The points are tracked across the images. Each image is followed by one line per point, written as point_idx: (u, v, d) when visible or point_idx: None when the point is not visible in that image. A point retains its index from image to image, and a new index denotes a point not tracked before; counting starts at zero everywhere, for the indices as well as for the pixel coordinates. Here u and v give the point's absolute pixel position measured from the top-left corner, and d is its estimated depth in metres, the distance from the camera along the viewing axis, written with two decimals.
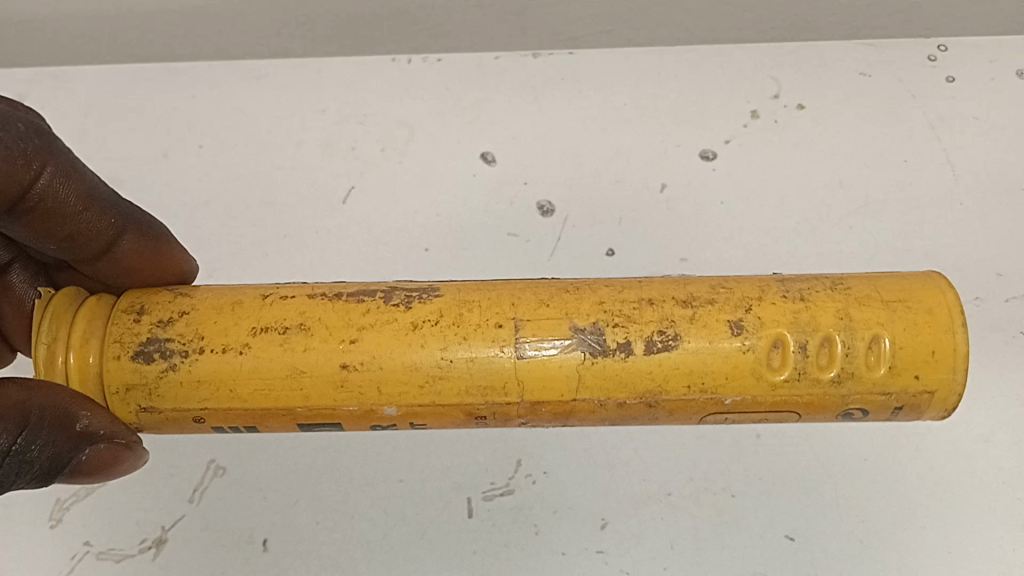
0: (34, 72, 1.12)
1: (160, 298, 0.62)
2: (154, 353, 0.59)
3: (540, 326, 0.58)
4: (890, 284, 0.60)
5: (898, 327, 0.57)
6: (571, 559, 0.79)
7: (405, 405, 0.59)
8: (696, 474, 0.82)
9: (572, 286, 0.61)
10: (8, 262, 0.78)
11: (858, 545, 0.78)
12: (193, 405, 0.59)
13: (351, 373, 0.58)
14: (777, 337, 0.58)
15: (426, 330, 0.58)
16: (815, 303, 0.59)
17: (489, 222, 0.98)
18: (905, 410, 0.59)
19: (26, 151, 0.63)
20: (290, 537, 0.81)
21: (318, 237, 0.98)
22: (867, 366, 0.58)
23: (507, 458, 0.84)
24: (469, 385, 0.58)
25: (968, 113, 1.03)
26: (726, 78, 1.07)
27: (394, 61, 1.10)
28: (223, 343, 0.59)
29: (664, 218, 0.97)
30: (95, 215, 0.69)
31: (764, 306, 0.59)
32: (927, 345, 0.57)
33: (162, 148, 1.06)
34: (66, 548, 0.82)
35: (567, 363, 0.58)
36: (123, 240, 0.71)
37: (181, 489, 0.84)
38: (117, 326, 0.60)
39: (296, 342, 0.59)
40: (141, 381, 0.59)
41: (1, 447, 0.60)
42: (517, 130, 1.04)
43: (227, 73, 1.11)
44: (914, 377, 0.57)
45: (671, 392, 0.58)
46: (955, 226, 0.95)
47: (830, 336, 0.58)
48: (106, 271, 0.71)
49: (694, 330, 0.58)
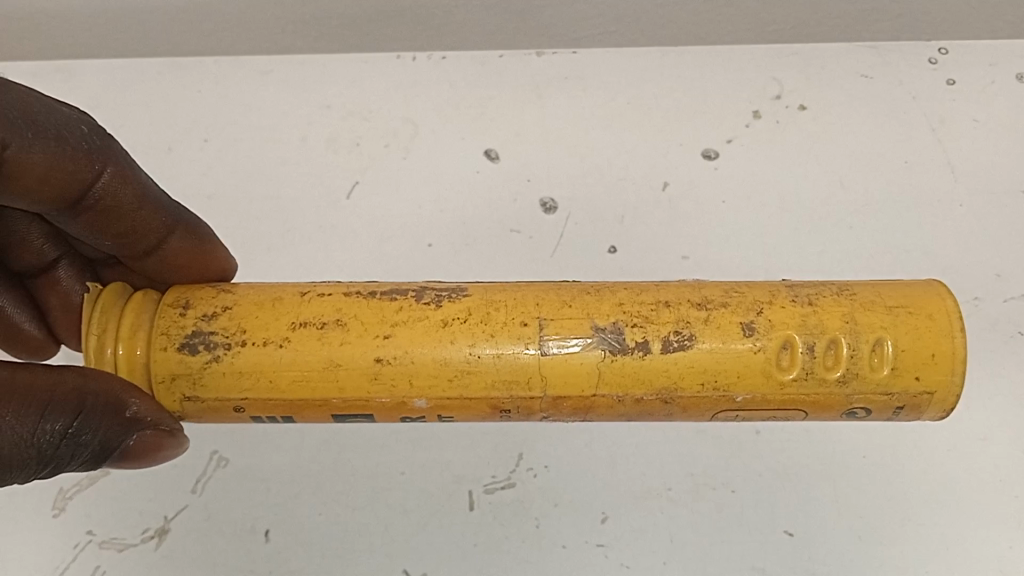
0: (40, 65, 1.12)
1: (204, 293, 0.63)
2: (198, 345, 0.60)
3: (563, 325, 0.59)
4: (891, 289, 0.60)
5: (900, 331, 0.58)
6: (572, 552, 0.79)
7: (434, 398, 0.60)
8: (697, 470, 0.83)
9: (593, 287, 0.62)
10: (56, 259, 0.79)
11: (858, 541, 0.79)
12: (235, 395, 0.60)
13: (384, 367, 0.59)
14: (787, 338, 0.58)
15: (456, 328, 0.59)
16: (822, 307, 0.59)
17: (492, 218, 0.98)
18: (907, 410, 0.60)
19: (88, 151, 0.66)
20: (291, 529, 0.82)
21: (322, 231, 0.99)
22: (870, 367, 0.58)
23: (508, 453, 0.85)
24: (495, 379, 0.59)
25: (968, 116, 1.04)
26: (729, 79, 1.08)
27: (399, 59, 1.11)
28: (264, 337, 0.60)
29: (666, 216, 0.98)
30: (148, 213, 0.71)
31: (774, 309, 0.59)
32: (926, 347, 0.58)
33: (167, 142, 1.06)
34: (67, 537, 0.82)
35: (588, 361, 0.59)
36: (173, 239, 0.72)
37: (184, 480, 0.84)
38: (163, 319, 0.61)
39: (333, 337, 0.59)
40: (186, 371, 0.60)
41: (57, 430, 0.59)
42: (521, 128, 1.05)
43: (232, 68, 1.11)
44: (915, 378, 0.58)
45: (686, 389, 0.59)
46: (955, 227, 0.96)
47: (837, 338, 0.58)
48: (157, 266, 0.73)
49: (708, 331, 0.58)
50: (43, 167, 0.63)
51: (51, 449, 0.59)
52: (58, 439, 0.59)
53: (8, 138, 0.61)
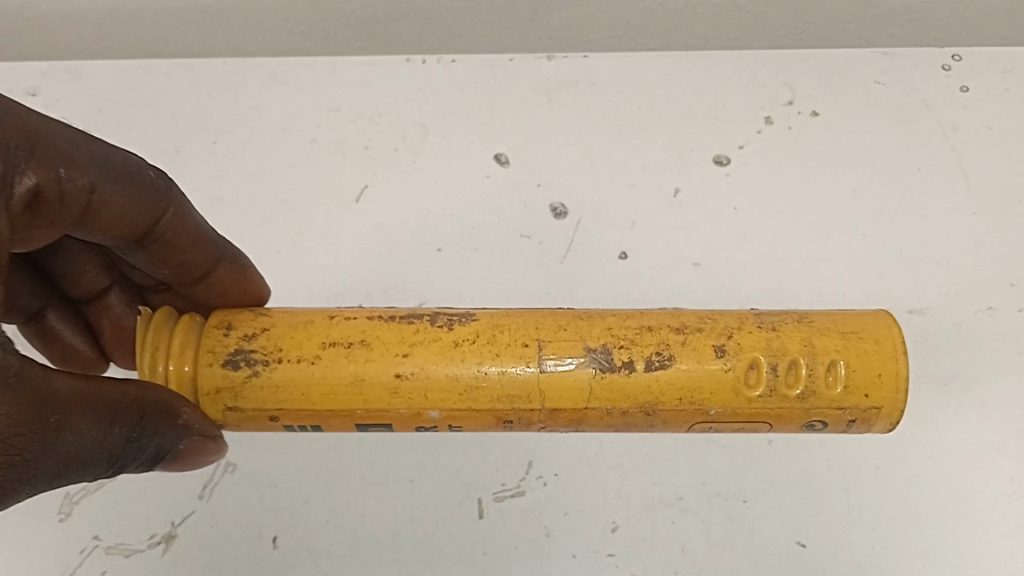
0: (48, 65, 1.12)
1: (245, 316, 0.67)
2: (240, 362, 0.64)
3: (560, 345, 0.64)
4: (846, 318, 0.66)
5: (852, 354, 0.64)
6: (582, 562, 0.79)
7: (447, 409, 0.64)
8: (708, 480, 0.82)
9: (585, 313, 0.67)
10: (108, 286, 0.81)
11: (871, 553, 0.78)
12: (271, 406, 0.64)
13: (403, 381, 0.63)
14: (754, 359, 0.64)
15: (466, 348, 0.64)
16: (784, 332, 0.65)
17: (502, 224, 0.98)
18: (857, 424, 0.65)
19: (153, 191, 0.70)
20: (299, 535, 0.81)
21: (330, 235, 0.98)
22: (826, 384, 0.63)
23: (517, 461, 0.84)
24: (501, 393, 0.64)
25: (981, 124, 1.03)
26: (742, 85, 1.07)
27: (408, 62, 1.10)
28: (298, 354, 0.64)
29: (678, 222, 0.97)
30: (199, 245, 0.74)
31: (743, 334, 0.64)
32: (874, 368, 0.63)
33: (175, 143, 1.06)
34: (74, 542, 0.81)
35: (580, 377, 0.63)
36: (221, 269, 0.75)
37: (191, 485, 0.84)
38: (209, 338, 0.66)
39: (358, 355, 0.64)
40: (228, 385, 0.64)
41: (123, 436, 0.59)
42: (531, 133, 1.04)
43: (242, 70, 1.11)
44: (864, 395, 0.63)
45: (667, 402, 0.64)
46: (966, 235, 0.95)
47: (797, 360, 0.64)
48: (202, 293, 0.75)
49: (686, 352, 0.64)
50: (123, 206, 0.68)
51: (118, 451, 0.59)
52: (125, 441, 0.59)
53: (94, 181, 0.65)
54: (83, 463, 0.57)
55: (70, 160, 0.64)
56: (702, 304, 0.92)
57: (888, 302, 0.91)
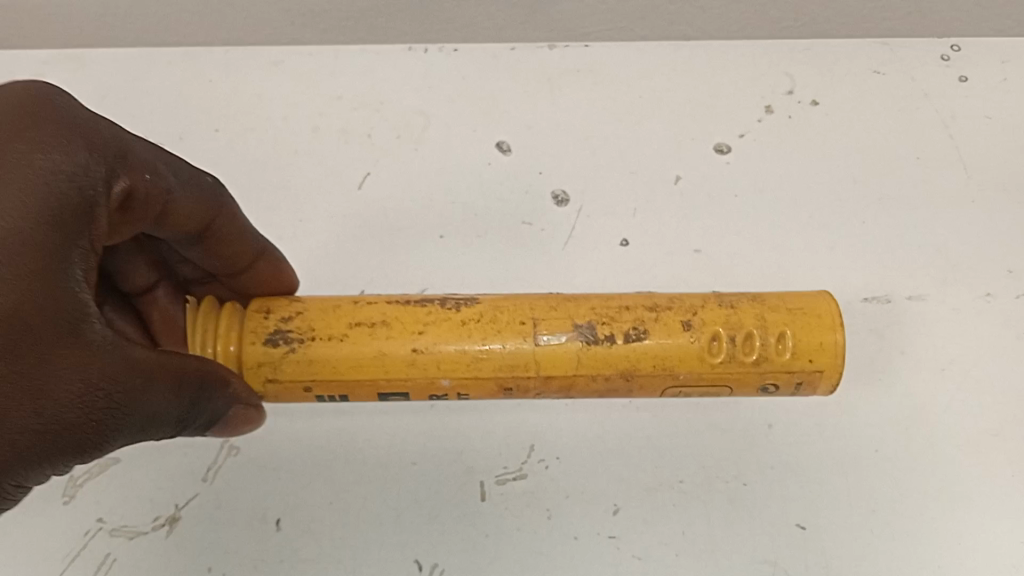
0: (51, 54, 1.12)
1: (281, 301, 0.75)
2: (279, 340, 0.72)
3: (553, 323, 0.73)
4: (790, 295, 0.76)
5: (797, 327, 0.74)
6: (584, 544, 0.79)
7: (458, 377, 0.73)
8: (709, 463, 0.83)
9: (572, 296, 0.76)
10: (155, 282, 0.80)
11: (871, 536, 0.79)
12: (306, 377, 0.72)
13: (419, 354, 0.72)
14: (715, 333, 0.74)
15: (473, 326, 0.73)
16: (740, 309, 0.75)
17: (503, 211, 0.98)
18: (804, 385, 0.75)
19: (210, 193, 0.72)
20: (302, 518, 0.81)
21: (333, 223, 0.98)
22: (776, 352, 0.74)
23: (519, 444, 0.84)
24: (503, 364, 0.73)
25: (980, 113, 1.04)
26: (743, 75, 1.07)
27: (410, 50, 1.11)
28: (329, 333, 0.72)
29: (679, 210, 0.98)
30: (245, 239, 0.77)
31: (706, 311, 0.74)
32: (816, 338, 0.73)
33: (178, 131, 1.06)
34: (77, 524, 0.82)
35: (570, 349, 0.73)
36: (260, 262, 0.79)
37: (195, 468, 0.84)
38: (251, 321, 0.73)
39: (381, 333, 0.72)
40: (270, 359, 0.72)
41: (191, 401, 0.63)
42: (533, 121, 1.05)
43: (244, 59, 1.11)
44: (808, 360, 0.73)
45: (643, 368, 0.73)
46: (964, 223, 0.96)
47: (751, 332, 0.74)
48: (243, 283, 0.79)
49: (657, 329, 0.73)
50: (189, 209, 0.70)
51: (188, 413, 0.63)
52: (192, 405, 0.63)
53: (170, 187, 0.68)
54: (160, 423, 0.61)
55: (153, 168, 0.66)
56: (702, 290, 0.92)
57: (888, 288, 0.92)
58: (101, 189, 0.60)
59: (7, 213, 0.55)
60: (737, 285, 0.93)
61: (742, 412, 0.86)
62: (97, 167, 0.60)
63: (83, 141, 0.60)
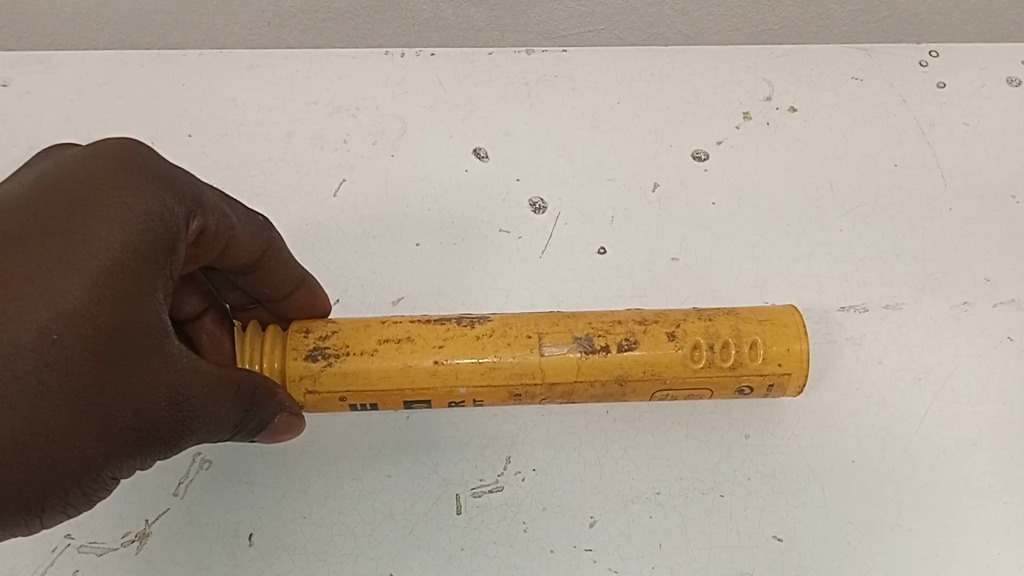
0: (18, 56, 1.09)
1: (319, 321, 0.77)
2: (316, 355, 0.74)
3: (556, 335, 0.75)
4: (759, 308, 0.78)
5: (768, 335, 0.75)
6: (560, 557, 0.79)
7: (472, 386, 0.74)
8: (686, 474, 0.82)
9: (573, 312, 0.78)
10: (201, 311, 0.76)
11: (846, 547, 0.79)
12: (338, 389, 0.74)
13: (440, 365, 0.74)
14: (697, 342, 0.75)
15: (487, 341, 0.74)
16: (718, 320, 0.76)
17: (479, 218, 0.97)
18: (775, 387, 0.76)
19: (259, 226, 0.72)
20: (276, 532, 0.80)
21: (308, 229, 0.97)
22: (751, 357, 0.75)
23: (496, 456, 0.84)
24: (513, 373, 0.74)
25: (958, 119, 1.04)
26: (723, 80, 1.07)
27: (387, 54, 1.09)
28: (360, 348, 0.74)
29: (657, 218, 0.97)
30: (290, 268, 0.75)
31: (689, 322, 0.76)
32: (785, 345, 0.75)
33: (151, 137, 1.04)
34: (45, 541, 0.80)
35: (573, 359, 0.74)
36: (301, 290, 0.77)
37: (166, 483, 0.83)
38: (292, 339, 0.75)
39: (405, 347, 0.74)
40: (310, 373, 0.73)
41: (242, 410, 0.67)
42: (510, 127, 1.04)
43: (218, 62, 1.09)
44: (777, 365, 0.75)
45: (634, 376, 0.75)
46: (943, 231, 0.96)
47: (728, 341, 0.75)
48: (286, 310, 0.77)
49: (645, 340, 0.75)
50: (243, 243, 0.70)
51: (237, 421, 0.67)
52: (242, 415, 0.67)
53: (233, 221, 0.69)
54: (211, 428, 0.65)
55: (220, 204, 0.67)
56: (679, 299, 0.92)
57: (865, 297, 0.92)
58: (180, 225, 0.62)
59: (104, 250, 0.57)
60: (714, 294, 0.92)
61: (719, 423, 0.85)
62: (178, 205, 0.62)
63: (167, 180, 0.62)
